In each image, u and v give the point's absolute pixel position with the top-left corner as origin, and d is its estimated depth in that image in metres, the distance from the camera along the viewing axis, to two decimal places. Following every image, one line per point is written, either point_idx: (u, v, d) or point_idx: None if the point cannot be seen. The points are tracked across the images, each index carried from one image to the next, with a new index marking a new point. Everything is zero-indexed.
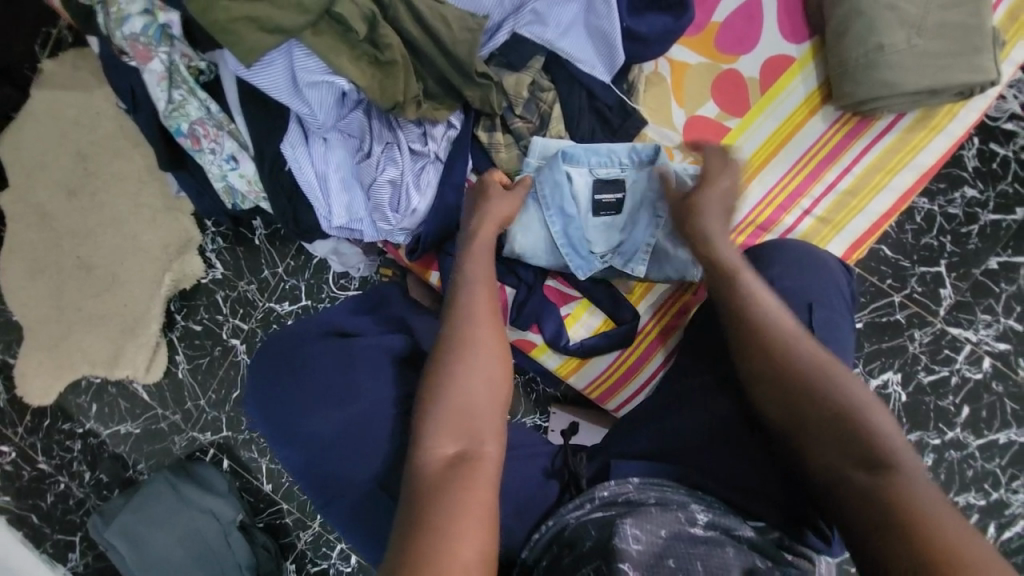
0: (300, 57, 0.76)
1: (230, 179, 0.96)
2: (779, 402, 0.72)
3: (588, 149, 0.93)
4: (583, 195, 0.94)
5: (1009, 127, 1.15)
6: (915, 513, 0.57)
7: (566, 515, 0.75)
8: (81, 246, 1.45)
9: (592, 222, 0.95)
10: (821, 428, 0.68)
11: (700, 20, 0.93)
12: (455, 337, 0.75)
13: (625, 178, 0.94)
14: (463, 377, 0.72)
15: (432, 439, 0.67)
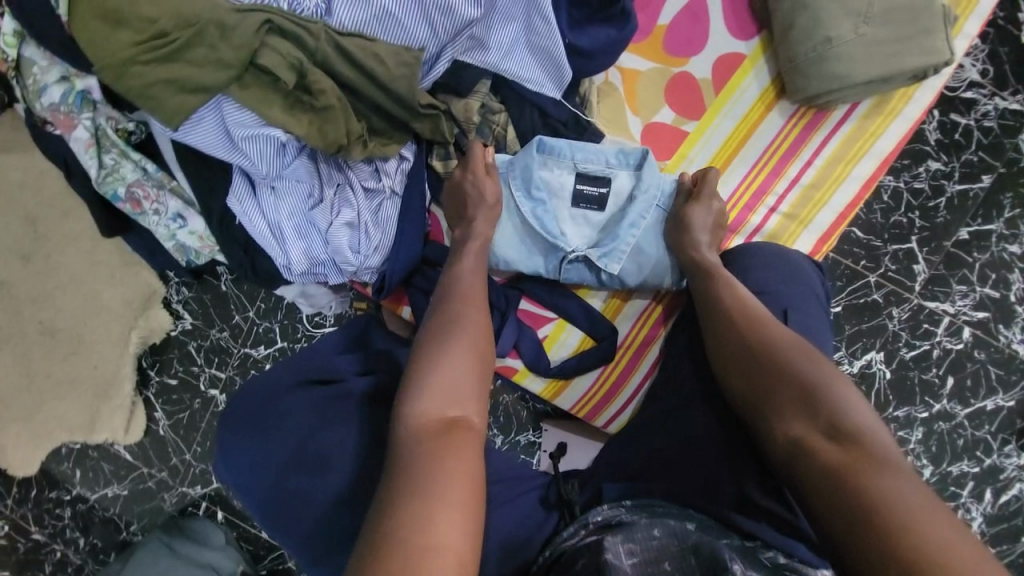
0: (230, 110, 0.72)
1: (180, 238, 0.92)
2: (756, 382, 0.75)
3: (575, 145, 0.88)
4: (562, 191, 0.91)
5: (968, 96, 1.15)
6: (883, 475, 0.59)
7: (562, 542, 0.73)
8: (41, 311, 1.40)
9: (568, 219, 0.92)
10: (796, 405, 0.71)
11: (646, 25, 0.90)
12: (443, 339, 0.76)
13: (611, 177, 0.91)
14: (451, 355, 0.73)
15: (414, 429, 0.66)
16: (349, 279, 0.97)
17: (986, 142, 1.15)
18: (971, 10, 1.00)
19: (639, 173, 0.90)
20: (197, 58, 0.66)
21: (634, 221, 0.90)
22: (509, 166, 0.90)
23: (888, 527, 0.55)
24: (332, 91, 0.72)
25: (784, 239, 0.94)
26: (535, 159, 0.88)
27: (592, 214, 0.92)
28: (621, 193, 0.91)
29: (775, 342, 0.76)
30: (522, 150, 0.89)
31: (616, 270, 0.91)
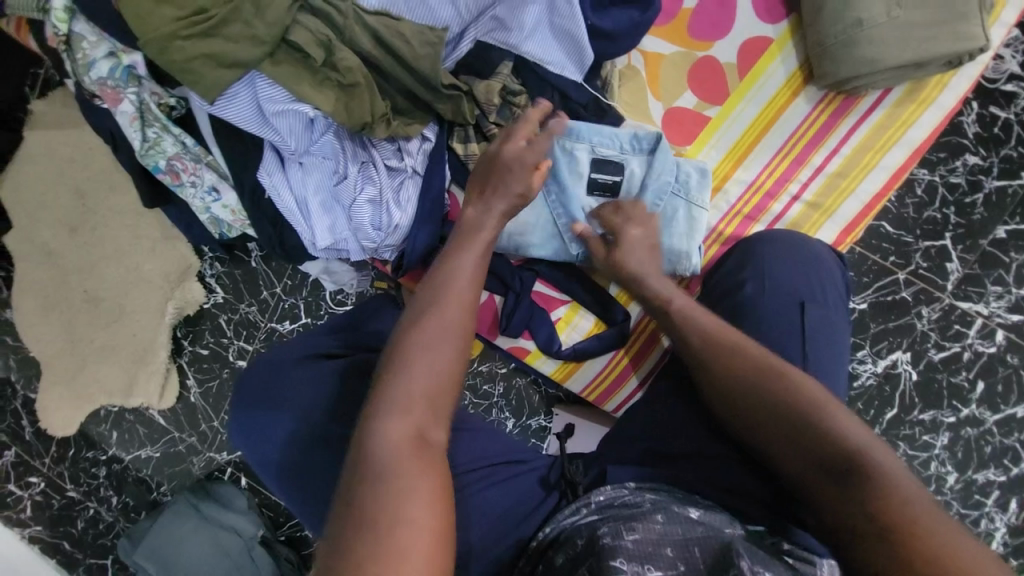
0: (263, 87, 0.75)
1: (214, 211, 0.97)
2: (743, 410, 0.73)
3: (590, 128, 0.90)
4: (580, 175, 0.92)
5: (1009, 89, 1.10)
6: (894, 509, 0.59)
7: (562, 520, 0.74)
8: (87, 281, 1.49)
9: (586, 203, 0.93)
10: (787, 431, 0.69)
11: (670, 8, 0.90)
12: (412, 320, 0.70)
13: (626, 161, 0.91)
14: (419, 359, 0.66)
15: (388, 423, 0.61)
16: (370, 255, 1.01)
17: None
18: (994, 19, 0.99)
19: (653, 158, 0.90)
20: (232, 34, 0.69)
21: (648, 208, 0.90)
22: None
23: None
24: (359, 69, 0.75)
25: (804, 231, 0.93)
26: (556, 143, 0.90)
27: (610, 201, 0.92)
28: (637, 177, 0.91)
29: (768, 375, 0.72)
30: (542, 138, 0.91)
31: None
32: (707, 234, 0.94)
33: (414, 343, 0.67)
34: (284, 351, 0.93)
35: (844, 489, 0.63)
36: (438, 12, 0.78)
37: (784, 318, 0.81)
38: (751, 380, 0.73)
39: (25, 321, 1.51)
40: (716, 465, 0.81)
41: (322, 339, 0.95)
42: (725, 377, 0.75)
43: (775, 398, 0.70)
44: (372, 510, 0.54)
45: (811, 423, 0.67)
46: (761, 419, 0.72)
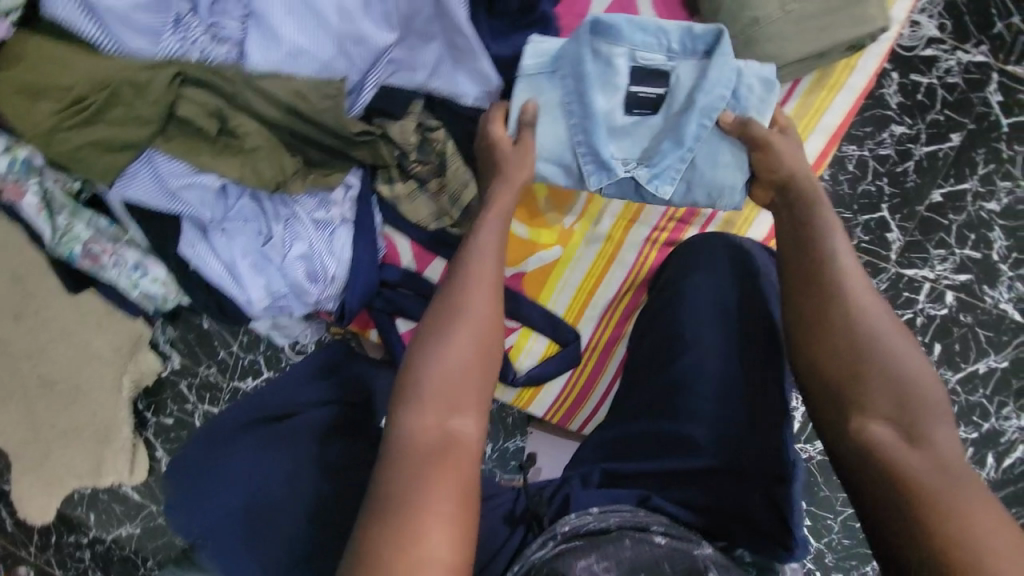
0: (162, 163, 0.73)
1: (143, 286, 0.93)
2: (829, 352, 0.71)
3: (633, 25, 0.79)
4: (615, 86, 0.81)
5: (928, 54, 1.11)
6: (937, 489, 0.60)
7: (531, 553, 0.68)
8: (39, 365, 1.45)
9: (620, 121, 0.82)
10: (875, 384, 0.67)
11: (574, 25, 0.89)
12: (444, 315, 0.71)
13: (675, 69, 0.81)
14: (450, 351, 0.69)
15: (417, 416, 0.65)
16: (313, 309, 0.99)
17: (952, 99, 1.11)
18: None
19: (707, 63, 0.79)
20: (116, 118, 0.67)
21: (693, 134, 0.79)
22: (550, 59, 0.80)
23: (932, 552, 0.56)
24: (258, 130, 0.73)
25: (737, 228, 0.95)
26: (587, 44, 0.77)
27: (647, 119, 0.82)
28: (683, 95, 0.80)
29: (875, 349, 0.69)
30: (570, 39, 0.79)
31: (666, 195, 0.82)
32: (642, 242, 0.96)
33: (447, 334, 0.70)
34: (225, 420, 0.89)
35: (913, 458, 0.63)
36: (332, 64, 0.73)
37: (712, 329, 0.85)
38: (867, 339, 0.70)
39: None
40: (686, 480, 0.79)
41: (264, 402, 0.90)
42: (827, 340, 0.71)
43: (876, 349, 0.69)
44: (407, 501, 0.58)
45: (902, 388, 0.66)
46: (851, 368, 0.69)
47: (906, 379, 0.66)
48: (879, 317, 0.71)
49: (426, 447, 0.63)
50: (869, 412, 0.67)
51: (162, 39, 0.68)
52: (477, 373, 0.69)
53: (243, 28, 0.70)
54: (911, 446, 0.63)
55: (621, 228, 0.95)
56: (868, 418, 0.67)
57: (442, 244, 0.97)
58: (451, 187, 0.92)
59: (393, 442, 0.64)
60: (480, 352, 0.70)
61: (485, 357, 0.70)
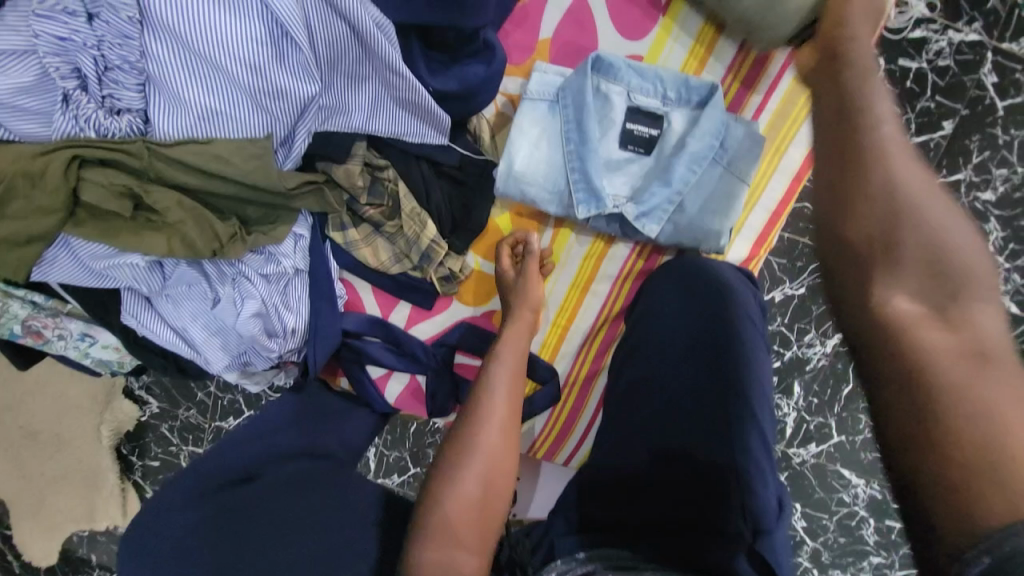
0: (80, 245, 0.68)
1: (95, 354, 0.89)
2: (865, 207, 0.46)
3: (632, 66, 0.79)
4: (613, 123, 0.81)
5: (917, 36, 1.03)
6: (980, 398, 0.39)
7: None
8: (18, 416, 1.43)
9: (615, 156, 0.83)
10: (912, 255, 0.44)
11: (526, 42, 0.82)
12: (456, 444, 0.71)
13: (665, 114, 0.81)
14: (461, 484, 0.68)
15: (424, 552, 0.63)
16: (277, 361, 0.94)
17: (943, 83, 1.03)
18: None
19: (699, 113, 0.79)
20: (18, 209, 0.61)
21: (682, 171, 0.79)
22: (557, 93, 0.79)
23: (985, 485, 0.37)
24: (178, 202, 0.67)
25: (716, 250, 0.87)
26: (590, 77, 0.78)
27: (640, 158, 0.83)
28: (676, 135, 0.81)
29: (922, 197, 0.45)
30: (574, 71, 0.79)
31: (654, 234, 0.81)
32: (614, 276, 0.89)
33: (459, 463, 0.69)
34: (169, 494, 0.74)
35: (947, 353, 0.41)
36: (252, 120, 0.66)
37: (696, 360, 0.77)
38: (911, 196, 0.45)
39: None
40: (693, 535, 0.67)
41: (233, 460, 0.81)
42: (859, 202, 0.46)
43: (917, 208, 0.45)
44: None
45: (945, 262, 0.44)
46: (881, 230, 0.45)
47: (950, 244, 0.44)
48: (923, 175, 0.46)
49: None
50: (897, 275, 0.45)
51: (55, 119, 0.61)
52: (487, 501, 0.68)
53: (143, 96, 0.63)
54: (948, 322, 0.43)
55: (592, 261, 0.89)
56: (895, 283, 0.45)
57: (404, 288, 0.91)
58: (407, 230, 0.84)
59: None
60: (495, 482, 0.69)
61: (496, 491, 0.69)
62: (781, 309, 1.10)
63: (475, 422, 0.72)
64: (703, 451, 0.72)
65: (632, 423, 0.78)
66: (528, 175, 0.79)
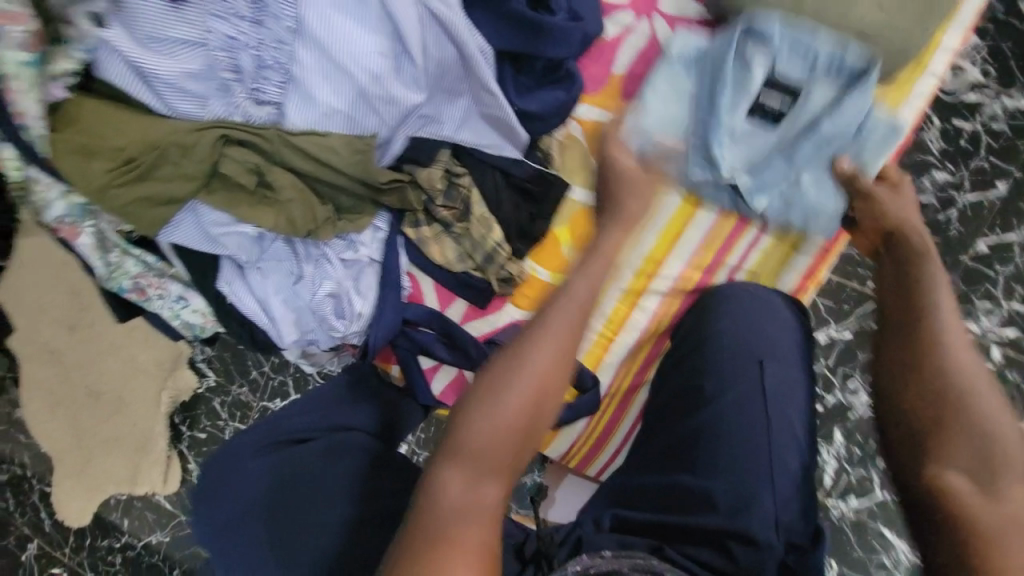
0: (206, 214, 0.78)
1: (184, 316, 1.00)
2: (917, 400, 0.67)
3: (786, 38, 0.83)
4: (752, 86, 0.84)
5: (971, 99, 1.07)
6: (976, 517, 0.60)
7: None
8: (89, 375, 1.57)
9: (742, 123, 0.86)
10: (950, 429, 0.65)
11: (600, 76, 0.90)
12: (509, 354, 0.67)
13: (806, 87, 0.85)
14: (505, 400, 0.64)
15: (455, 463, 0.63)
16: (337, 342, 1.02)
17: (998, 146, 1.07)
18: (950, 23, 0.91)
19: (840, 95, 0.84)
20: (165, 174, 0.74)
21: (806, 151, 0.84)
22: (700, 59, 0.86)
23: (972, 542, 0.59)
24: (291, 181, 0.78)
25: (769, 270, 0.92)
26: (734, 51, 0.83)
27: (766, 128, 0.87)
28: (811, 112, 0.85)
29: (977, 405, 0.65)
30: (722, 36, 0.84)
31: (761, 208, 0.86)
32: (664, 292, 0.94)
33: (506, 377, 0.66)
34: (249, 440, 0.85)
35: (988, 504, 0.60)
36: (362, 121, 0.77)
37: (743, 381, 0.78)
38: (952, 405, 0.66)
39: (36, 418, 1.62)
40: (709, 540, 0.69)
41: (287, 423, 0.87)
42: (922, 371, 0.68)
43: (937, 398, 0.66)
44: (436, 546, 0.58)
45: (995, 454, 0.63)
46: (921, 405, 0.67)
47: (995, 443, 0.63)
48: (973, 385, 0.66)
49: (452, 499, 0.61)
50: (958, 490, 0.62)
51: (210, 104, 0.74)
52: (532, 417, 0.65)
53: (283, 92, 0.75)
54: (996, 505, 0.60)
55: (644, 277, 0.94)
56: (949, 464, 0.64)
57: (464, 286, 0.98)
58: (474, 232, 0.93)
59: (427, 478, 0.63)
60: (542, 400, 0.66)
61: (540, 409, 0.66)
62: (825, 351, 1.11)
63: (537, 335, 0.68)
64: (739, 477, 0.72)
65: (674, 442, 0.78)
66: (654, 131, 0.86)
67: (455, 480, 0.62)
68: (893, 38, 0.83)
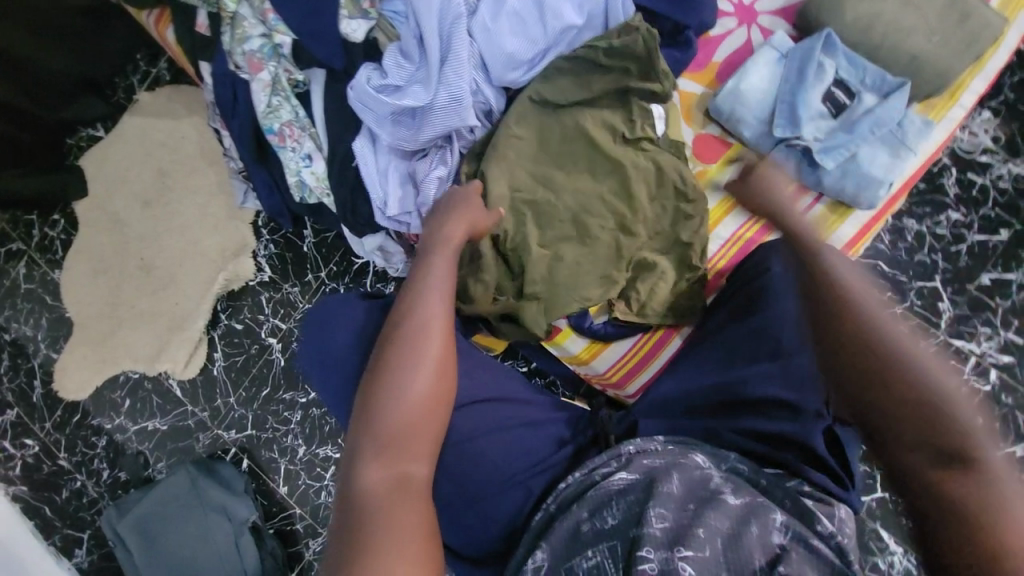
0: (369, 72, 1.05)
1: (303, 175, 1.14)
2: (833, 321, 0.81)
3: (847, 54, 1.06)
4: (828, 77, 1.05)
5: (984, 160, 1.31)
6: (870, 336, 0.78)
7: (596, 469, 0.81)
8: (145, 249, 1.64)
9: (816, 104, 1.05)
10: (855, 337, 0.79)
11: (702, 59, 1.13)
12: (368, 386, 0.83)
13: (861, 90, 1.06)
14: (390, 409, 0.80)
15: (370, 465, 0.76)
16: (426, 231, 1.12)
17: (1003, 200, 1.30)
18: (977, 71, 1.12)
19: (886, 97, 1.04)
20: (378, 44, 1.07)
21: (866, 130, 1.04)
22: (785, 56, 1.08)
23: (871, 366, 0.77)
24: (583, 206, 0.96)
25: (824, 230, 1.09)
26: (819, 47, 1.05)
27: (829, 115, 1.06)
28: (866, 106, 1.05)
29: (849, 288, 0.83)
30: (808, 41, 1.06)
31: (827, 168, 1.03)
32: (726, 237, 1.10)
33: (384, 390, 0.82)
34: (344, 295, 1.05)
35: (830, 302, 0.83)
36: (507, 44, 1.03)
37: (790, 303, 0.93)
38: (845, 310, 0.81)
39: (73, 281, 1.66)
40: (773, 443, 0.88)
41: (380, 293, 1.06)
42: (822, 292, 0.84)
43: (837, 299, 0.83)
44: (365, 532, 0.70)
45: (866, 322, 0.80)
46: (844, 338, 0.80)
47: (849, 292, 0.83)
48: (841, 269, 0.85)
49: (377, 487, 0.75)
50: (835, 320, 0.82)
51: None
52: (426, 409, 0.82)
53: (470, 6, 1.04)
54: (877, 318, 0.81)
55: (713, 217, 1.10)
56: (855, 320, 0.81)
57: None
58: None
59: (353, 491, 0.75)
60: (422, 384, 0.82)
61: (435, 404, 0.83)
62: None
63: (400, 368, 0.83)
64: (767, 377, 0.91)
65: (744, 355, 0.94)
66: (744, 96, 1.07)
67: (374, 478, 0.75)
68: (936, 68, 1.06)
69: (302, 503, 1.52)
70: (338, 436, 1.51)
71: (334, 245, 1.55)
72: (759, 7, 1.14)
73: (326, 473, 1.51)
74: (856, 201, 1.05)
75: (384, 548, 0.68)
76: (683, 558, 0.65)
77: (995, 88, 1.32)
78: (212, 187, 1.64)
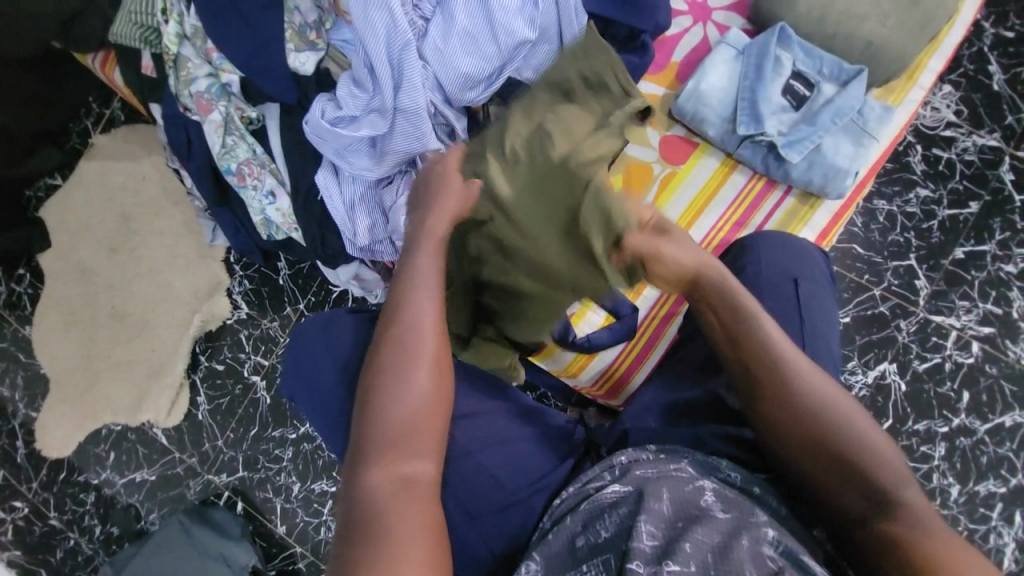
0: (323, 102, 1.03)
1: (267, 212, 1.11)
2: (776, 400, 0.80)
3: (803, 45, 1.06)
4: (784, 72, 1.06)
5: (948, 134, 1.32)
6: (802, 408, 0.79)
7: (589, 484, 0.81)
8: (116, 297, 1.59)
9: (776, 98, 1.05)
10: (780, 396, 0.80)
11: (661, 61, 1.13)
12: (368, 387, 0.80)
13: (820, 80, 1.06)
14: (393, 410, 0.78)
15: (376, 467, 0.74)
16: (400, 258, 1.10)
17: (970, 172, 1.31)
18: (933, 51, 1.12)
19: (845, 85, 1.05)
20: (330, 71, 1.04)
21: (827, 121, 1.04)
22: (742, 51, 1.07)
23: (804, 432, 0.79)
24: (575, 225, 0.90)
25: (796, 222, 1.09)
26: (774, 41, 1.05)
27: (791, 107, 1.06)
28: (825, 97, 1.06)
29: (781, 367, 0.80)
30: (762, 36, 1.07)
31: (793, 161, 1.04)
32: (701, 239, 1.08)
33: (387, 389, 0.79)
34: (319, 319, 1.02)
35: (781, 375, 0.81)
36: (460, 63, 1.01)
37: (769, 301, 0.93)
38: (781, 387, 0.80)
39: (43, 336, 1.61)
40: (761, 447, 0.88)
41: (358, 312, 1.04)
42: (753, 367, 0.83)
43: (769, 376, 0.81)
44: (374, 535, 0.67)
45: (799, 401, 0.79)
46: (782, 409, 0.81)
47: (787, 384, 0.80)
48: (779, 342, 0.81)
49: (383, 490, 0.72)
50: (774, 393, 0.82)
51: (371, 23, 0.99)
52: (430, 408, 0.79)
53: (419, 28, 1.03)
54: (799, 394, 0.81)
55: (687, 218, 1.09)
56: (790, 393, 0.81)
57: None
58: None
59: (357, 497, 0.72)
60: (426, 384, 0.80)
61: (438, 402, 0.80)
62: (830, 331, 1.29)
63: (394, 371, 0.80)
64: None
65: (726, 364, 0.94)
66: (705, 96, 1.06)
67: (381, 479, 0.73)
68: (893, 50, 1.06)
69: (301, 541, 1.49)
70: (332, 469, 1.48)
71: (309, 275, 1.52)
72: (712, 4, 1.14)
73: (323, 508, 1.48)
74: (824, 191, 1.06)
75: (392, 554, 0.65)
76: (672, 573, 0.63)
77: (954, 62, 1.34)
78: (179, 228, 1.59)
